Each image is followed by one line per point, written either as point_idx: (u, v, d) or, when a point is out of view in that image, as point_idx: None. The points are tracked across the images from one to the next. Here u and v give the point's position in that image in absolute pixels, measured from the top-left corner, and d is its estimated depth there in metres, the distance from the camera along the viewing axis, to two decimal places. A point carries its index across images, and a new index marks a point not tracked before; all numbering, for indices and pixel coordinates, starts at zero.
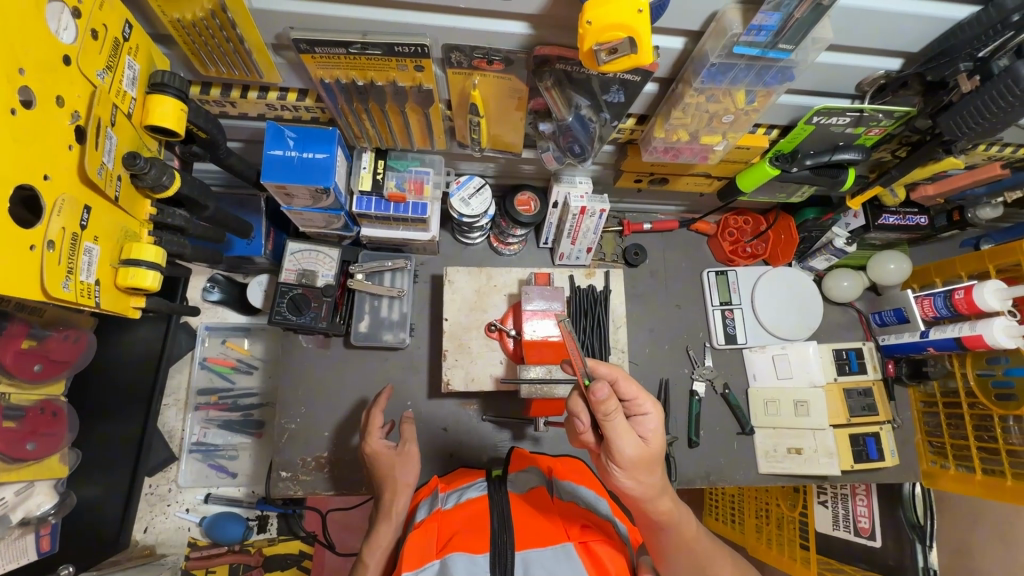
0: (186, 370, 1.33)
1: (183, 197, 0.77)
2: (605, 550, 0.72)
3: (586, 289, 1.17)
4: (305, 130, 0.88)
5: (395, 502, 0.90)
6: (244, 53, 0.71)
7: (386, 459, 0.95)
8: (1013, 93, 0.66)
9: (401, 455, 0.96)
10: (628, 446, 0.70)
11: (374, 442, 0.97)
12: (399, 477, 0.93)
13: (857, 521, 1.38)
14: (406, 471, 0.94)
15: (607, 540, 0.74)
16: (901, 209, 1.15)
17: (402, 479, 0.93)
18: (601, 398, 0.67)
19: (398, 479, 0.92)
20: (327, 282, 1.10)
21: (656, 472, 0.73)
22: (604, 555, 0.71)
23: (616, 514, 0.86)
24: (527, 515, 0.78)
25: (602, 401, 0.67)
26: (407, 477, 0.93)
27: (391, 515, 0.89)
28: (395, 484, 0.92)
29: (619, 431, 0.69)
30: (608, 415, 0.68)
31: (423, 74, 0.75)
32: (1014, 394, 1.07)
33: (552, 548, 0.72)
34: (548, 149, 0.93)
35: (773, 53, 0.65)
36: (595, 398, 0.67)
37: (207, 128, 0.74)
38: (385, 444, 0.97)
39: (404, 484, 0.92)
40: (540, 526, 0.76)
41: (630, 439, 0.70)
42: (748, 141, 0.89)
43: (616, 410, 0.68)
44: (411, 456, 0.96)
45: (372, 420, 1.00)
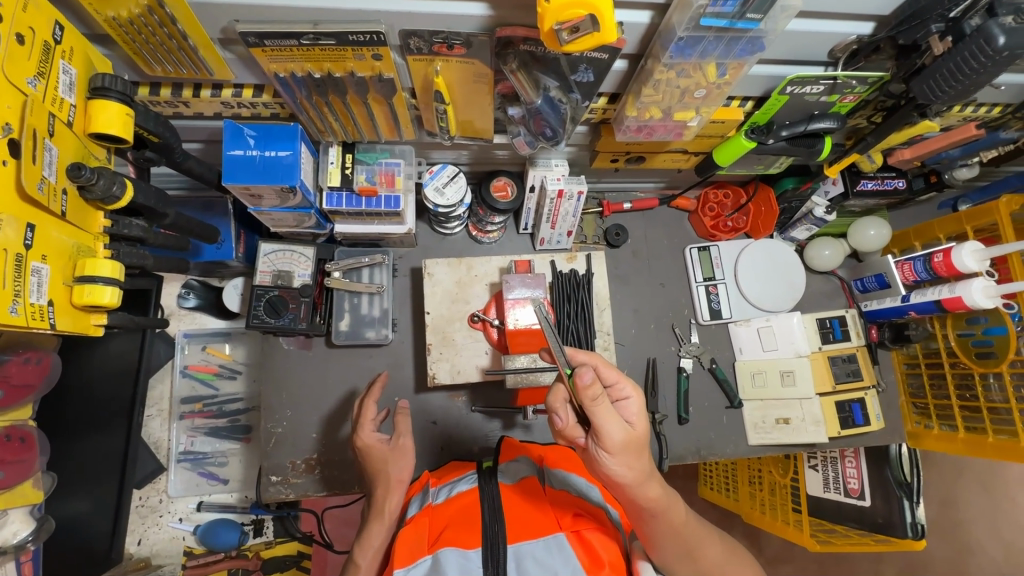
0: (168, 380, 1.31)
1: (140, 207, 0.73)
2: (596, 536, 0.72)
3: (568, 273, 1.14)
4: (266, 127, 0.85)
5: (387, 504, 0.87)
6: (190, 50, 0.67)
7: (383, 454, 0.92)
8: (985, 54, 0.64)
9: (397, 450, 0.93)
10: (616, 431, 0.68)
11: (368, 435, 0.94)
12: (397, 473, 0.90)
13: (847, 482, 1.35)
14: (401, 468, 0.91)
15: (598, 526, 0.74)
16: (878, 174, 1.15)
17: (398, 475, 0.90)
18: (587, 382, 0.66)
19: (394, 477, 0.90)
20: (304, 282, 1.08)
21: (644, 455, 0.72)
22: (594, 540, 0.71)
23: (607, 500, 0.88)
24: (518, 505, 0.78)
25: (587, 385, 0.66)
26: (403, 473, 0.91)
27: (386, 518, 0.86)
28: (394, 483, 0.89)
29: (606, 415, 0.68)
30: (594, 400, 0.67)
31: (382, 63, 0.72)
32: (993, 351, 1.08)
33: (542, 540, 0.71)
34: (519, 134, 0.90)
35: (741, 24, 0.63)
36: (581, 382, 0.66)
37: (159, 131, 0.70)
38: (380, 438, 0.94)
39: (399, 480, 0.90)
40: (532, 517, 0.75)
41: (617, 424, 0.68)
42: (722, 115, 0.87)
43: (599, 395, 0.67)
44: (407, 452, 0.93)
45: (368, 411, 0.99)
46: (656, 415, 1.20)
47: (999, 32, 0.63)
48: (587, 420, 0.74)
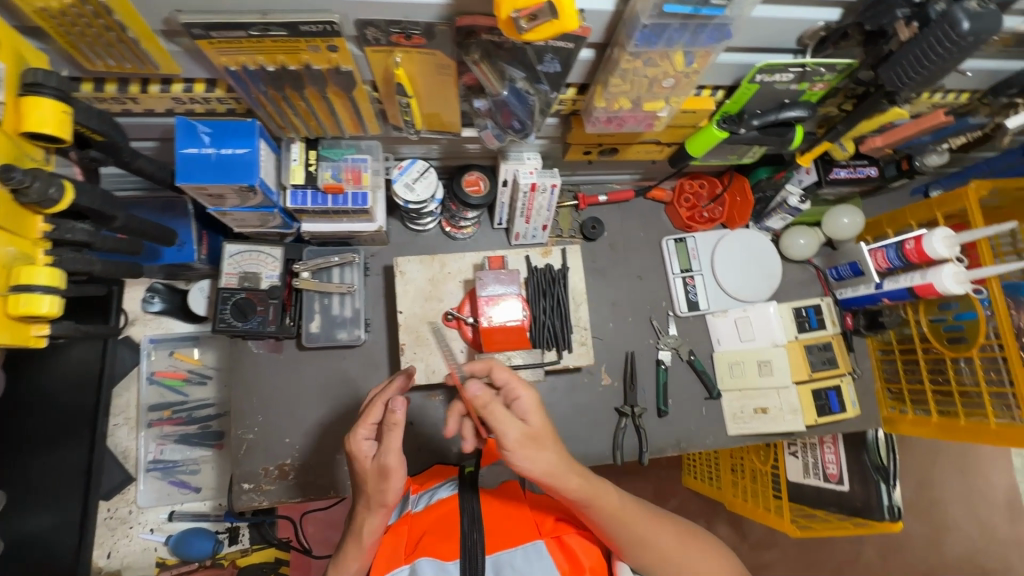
0: (134, 387, 1.26)
1: (85, 210, 0.69)
2: (576, 540, 0.72)
3: (543, 268, 1.12)
4: (221, 123, 0.81)
5: (364, 534, 0.73)
6: (131, 43, 0.63)
7: (365, 468, 0.73)
8: (951, 40, 0.64)
9: (379, 471, 0.71)
10: (510, 428, 0.67)
11: (355, 439, 0.74)
12: (375, 498, 0.71)
13: (826, 468, 1.38)
14: (381, 492, 0.71)
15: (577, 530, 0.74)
16: (850, 162, 1.15)
17: (378, 500, 0.71)
18: (476, 394, 0.68)
19: (373, 500, 0.72)
20: (271, 283, 1.04)
21: (549, 448, 0.68)
22: (574, 544, 0.71)
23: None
24: (498, 511, 0.76)
25: (476, 396, 0.68)
26: (382, 498, 0.71)
27: (364, 548, 0.73)
28: (371, 507, 0.72)
29: (495, 417, 0.67)
30: (482, 406, 0.67)
31: (339, 55, 0.68)
32: (964, 336, 1.10)
33: (523, 546, 0.70)
34: (486, 127, 0.87)
35: (705, 10, 0.62)
36: (470, 393, 0.68)
37: (102, 130, 0.67)
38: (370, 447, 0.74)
39: (380, 506, 0.71)
40: (512, 523, 0.74)
41: (507, 421, 0.67)
42: (693, 105, 0.86)
43: (488, 399, 0.67)
44: (392, 473, 0.70)
45: (369, 412, 0.76)
46: (635, 409, 1.20)
47: (963, 17, 0.62)
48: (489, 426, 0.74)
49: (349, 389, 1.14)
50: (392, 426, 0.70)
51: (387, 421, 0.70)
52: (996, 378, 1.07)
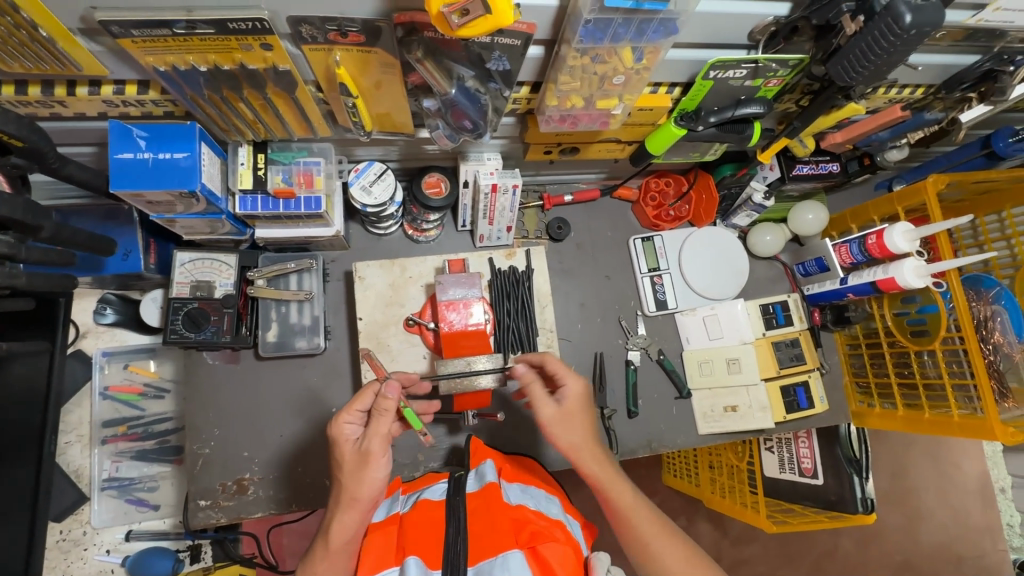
0: (87, 403, 1.22)
1: (4, 220, 0.65)
2: (553, 550, 0.63)
3: (507, 270, 1.10)
4: (158, 127, 0.78)
5: (332, 535, 0.71)
6: (46, 42, 0.60)
7: (345, 456, 0.73)
8: (894, 34, 0.63)
9: (362, 457, 0.72)
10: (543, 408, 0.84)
11: (338, 424, 0.75)
12: (349, 491, 0.71)
13: (801, 462, 1.37)
14: (358, 482, 0.71)
15: (558, 537, 0.65)
16: (812, 158, 1.16)
17: (352, 492, 0.71)
18: (391, 394, 0.72)
19: (347, 493, 0.72)
20: (226, 291, 1.01)
21: (579, 429, 0.83)
22: (551, 554, 0.63)
23: (568, 514, 0.83)
24: (480, 517, 0.70)
25: (389, 396, 0.72)
26: (358, 490, 0.71)
27: (333, 551, 0.71)
28: (344, 503, 0.71)
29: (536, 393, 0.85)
30: (526, 383, 0.85)
31: (274, 53, 0.66)
32: (927, 330, 1.09)
33: (497, 557, 0.62)
34: (438, 127, 0.85)
35: (647, 4, 0.60)
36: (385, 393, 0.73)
37: (22, 135, 0.64)
38: (354, 434, 0.75)
39: (353, 498, 0.71)
40: (490, 527, 0.67)
41: (543, 400, 0.84)
42: (648, 102, 0.85)
43: (529, 380, 0.85)
44: (373, 459, 0.72)
45: (358, 398, 0.76)
46: (605, 411, 1.18)
47: (905, 11, 0.62)
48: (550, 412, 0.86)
49: (311, 399, 1.11)
50: (382, 411, 0.72)
51: (379, 406, 0.72)
52: (958, 370, 1.06)
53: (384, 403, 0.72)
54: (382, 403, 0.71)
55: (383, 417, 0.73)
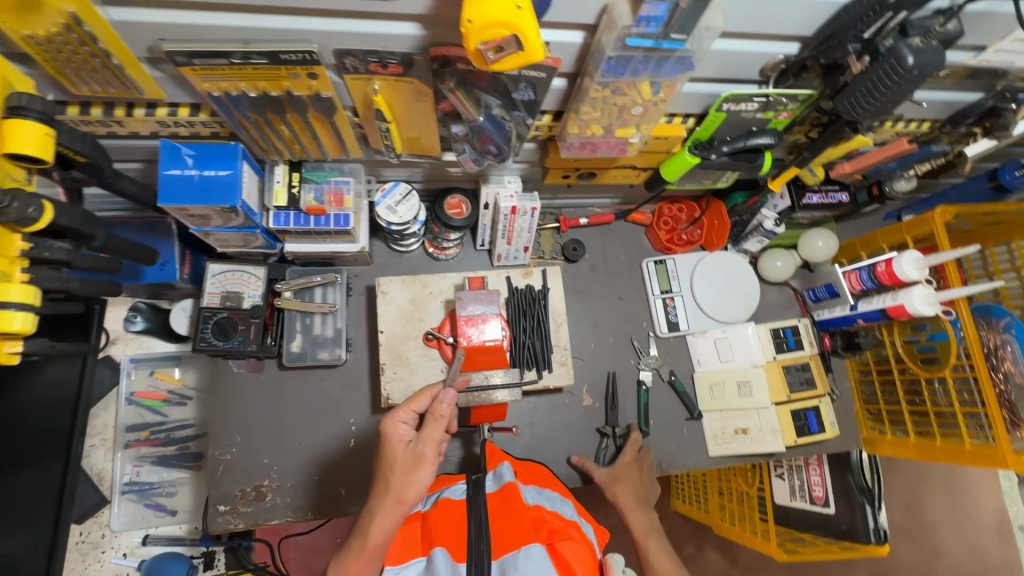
0: (113, 408, 1.26)
1: (63, 229, 0.70)
2: (570, 547, 0.71)
3: (523, 288, 1.14)
4: (205, 146, 0.83)
5: (372, 535, 0.73)
6: (116, 69, 0.66)
7: (396, 455, 0.76)
8: (897, 74, 0.67)
9: (414, 459, 0.76)
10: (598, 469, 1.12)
11: (393, 422, 0.78)
12: (397, 491, 0.74)
13: (812, 490, 1.38)
14: (407, 484, 0.75)
15: (573, 536, 0.73)
16: (822, 187, 1.19)
17: (399, 492, 0.74)
18: (449, 401, 0.78)
19: (393, 494, 0.74)
20: (254, 302, 1.05)
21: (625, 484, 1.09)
22: (568, 550, 0.70)
23: (581, 516, 0.87)
24: (501, 515, 0.76)
25: (448, 404, 0.78)
26: (406, 491, 0.74)
27: (369, 552, 0.72)
28: (388, 503, 0.74)
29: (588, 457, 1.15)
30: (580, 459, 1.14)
31: (318, 81, 0.71)
32: (937, 357, 1.10)
33: (520, 550, 0.69)
34: (464, 151, 0.90)
35: (666, 43, 0.65)
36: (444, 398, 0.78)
37: (85, 151, 0.69)
38: (405, 433, 0.78)
39: (398, 499, 0.74)
40: (513, 524, 0.73)
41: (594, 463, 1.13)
42: (664, 131, 0.89)
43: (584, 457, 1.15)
44: (425, 463, 0.76)
45: (416, 400, 0.80)
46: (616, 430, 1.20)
47: (908, 52, 0.66)
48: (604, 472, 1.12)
49: (330, 409, 1.14)
50: (438, 416, 0.77)
51: (437, 411, 0.77)
52: (969, 399, 1.07)
53: (442, 409, 0.77)
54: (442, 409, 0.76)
55: (437, 423, 0.77)
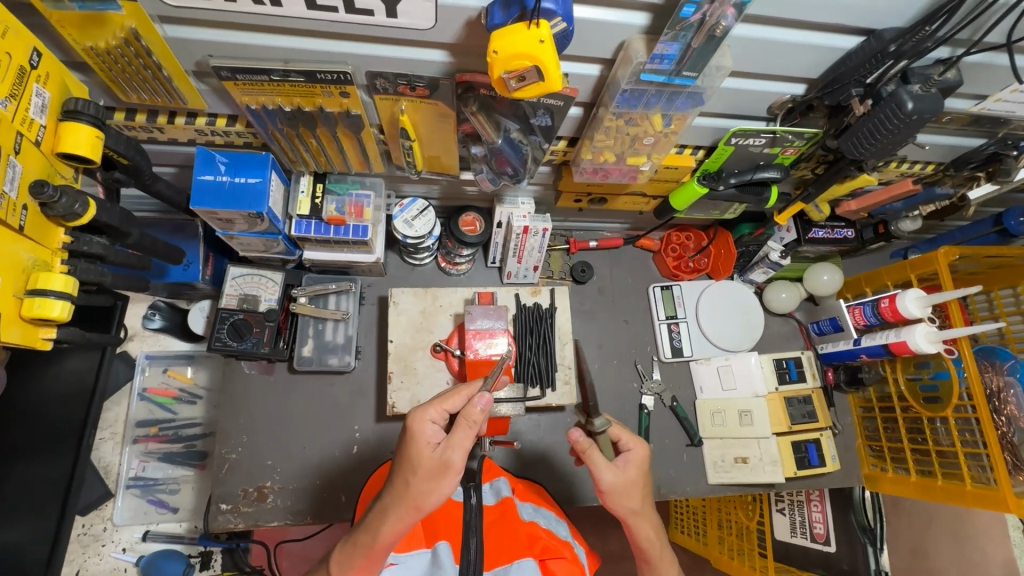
0: (124, 403, 1.28)
1: (102, 225, 0.74)
2: (561, 565, 0.74)
3: (531, 306, 1.16)
4: (237, 154, 0.88)
5: (381, 535, 0.69)
6: (165, 80, 0.71)
7: (420, 457, 0.70)
8: (898, 118, 0.71)
9: (440, 467, 0.70)
10: (606, 473, 0.81)
11: (421, 420, 0.72)
12: (416, 496, 0.69)
13: (813, 527, 1.38)
14: (427, 490, 0.69)
15: (566, 554, 0.76)
16: (828, 223, 1.22)
17: (418, 498, 0.69)
18: (482, 407, 0.72)
19: (411, 498, 0.69)
20: (269, 306, 1.08)
21: (632, 496, 0.82)
22: (559, 568, 0.74)
23: (575, 538, 0.87)
24: (497, 526, 0.80)
25: (481, 409, 0.72)
26: (425, 498, 0.69)
27: (376, 551, 0.69)
28: (404, 507, 0.69)
29: (600, 463, 0.80)
30: (583, 452, 0.81)
31: (350, 100, 0.76)
32: (940, 396, 1.10)
33: (512, 563, 0.73)
34: (482, 171, 0.94)
35: (678, 80, 0.69)
36: (478, 403, 0.72)
37: (128, 154, 0.73)
38: (432, 435, 0.72)
39: (415, 506, 0.69)
40: (508, 539, 0.77)
41: (604, 467, 0.80)
42: (674, 161, 0.93)
43: (589, 448, 0.80)
44: (450, 473, 0.70)
45: (449, 398, 0.75)
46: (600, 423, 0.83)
47: (908, 98, 0.69)
48: (612, 479, 0.81)
49: (336, 414, 1.16)
50: (469, 422, 0.72)
51: (468, 417, 0.72)
52: (971, 439, 1.07)
53: (474, 413, 0.72)
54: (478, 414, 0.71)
55: (467, 430, 0.72)
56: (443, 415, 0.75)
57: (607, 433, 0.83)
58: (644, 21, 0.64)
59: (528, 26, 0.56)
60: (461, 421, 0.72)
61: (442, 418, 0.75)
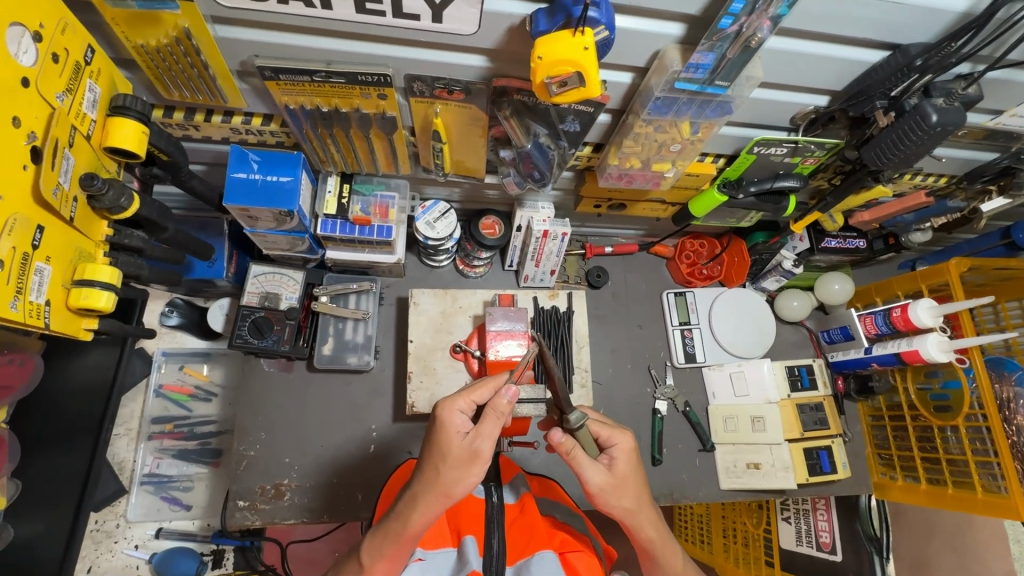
0: (140, 399, 1.29)
1: (141, 219, 0.75)
2: (580, 557, 0.74)
3: (549, 309, 1.18)
4: (270, 154, 0.90)
5: (412, 522, 0.70)
6: (209, 78, 0.72)
7: (450, 446, 0.71)
8: (921, 129, 0.73)
9: (469, 456, 0.71)
10: (593, 474, 0.76)
11: (450, 410, 0.73)
12: (446, 484, 0.70)
13: (819, 536, 1.38)
14: (457, 478, 0.70)
15: (584, 548, 0.76)
16: (841, 233, 1.24)
17: (448, 486, 0.70)
18: (508, 398, 0.72)
19: (442, 486, 0.70)
20: (291, 304, 1.09)
21: (627, 495, 0.77)
22: (578, 561, 0.73)
23: (592, 532, 0.88)
24: (518, 523, 0.80)
25: (507, 400, 0.72)
26: (454, 487, 0.70)
27: (406, 538, 0.70)
28: (434, 495, 0.69)
29: (585, 463, 0.75)
30: (566, 453, 0.76)
31: (386, 102, 0.77)
32: (950, 405, 1.12)
33: (532, 556, 0.72)
34: (509, 174, 0.96)
35: (710, 88, 0.71)
36: (504, 394, 0.72)
37: (169, 150, 0.75)
38: (461, 425, 0.73)
39: (444, 494, 0.70)
40: (530, 534, 0.77)
41: (589, 467, 0.75)
42: (696, 169, 0.95)
43: (570, 447, 0.75)
44: (479, 461, 0.71)
45: (476, 389, 0.76)
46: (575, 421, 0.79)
47: (932, 111, 0.72)
48: (600, 479, 0.76)
49: (353, 414, 1.17)
50: (496, 413, 0.72)
51: (495, 407, 0.72)
52: (982, 448, 1.07)
53: (501, 405, 0.72)
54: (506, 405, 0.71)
55: (495, 421, 0.72)
56: (471, 406, 0.75)
57: (586, 429, 0.79)
58: (679, 31, 0.66)
59: (574, 33, 0.58)
60: (489, 412, 0.72)
61: (469, 409, 0.76)
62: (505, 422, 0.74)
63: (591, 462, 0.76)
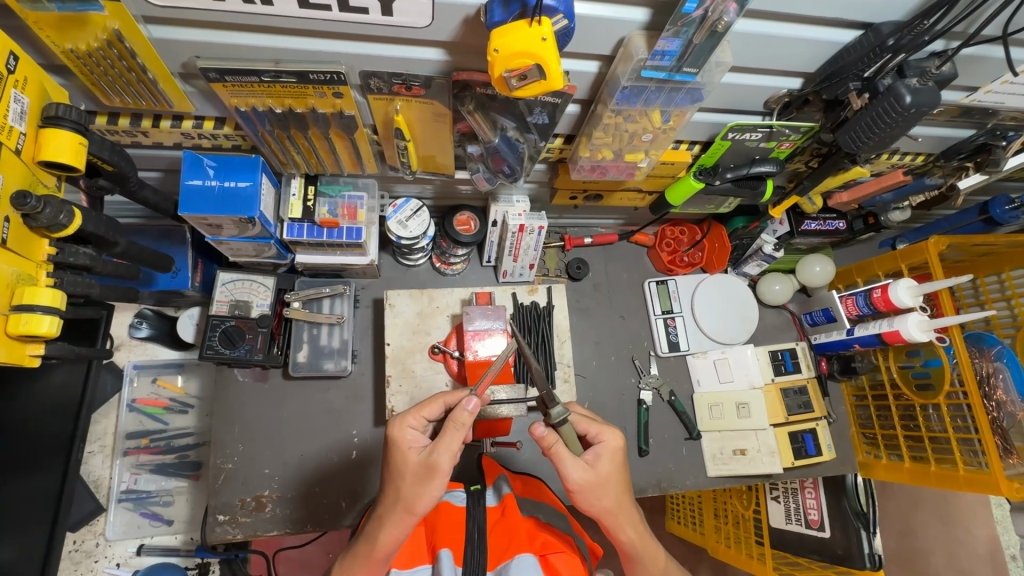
0: (114, 414, 1.26)
1: (88, 235, 0.71)
2: (561, 559, 0.71)
3: (529, 305, 1.15)
4: (226, 158, 0.85)
5: (380, 541, 0.70)
6: (149, 83, 0.69)
7: (407, 463, 0.70)
8: (895, 111, 0.71)
9: (427, 470, 0.69)
10: (574, 469, 0.74)
11: (400, 427, 0.73)
12: (408, 500, 0.69)
13: (808, 513, 1.35)
14: (418, 495, 0.69)
15: (567, 549, 0.73)
16: (820, 215, 1.21)
17: (411, 502, 0.69)
18: (468, 410, 0.70)
19: (403, 503, 0.69)
20: (262, 312, 1.05)
21: (607, 495, 0.75)
22: (559, 562, 0.70)
23: (575, 531, 0.87)
24: (499, 525, 0.79)
25: (467, 412, 0.70)
26: (417, 503, 0.69)
27: (377, 558, 0.70)
28: (398, 513, 0.69)
29: (566, 457, 0.73)
30: (549, 447, 0.73)
31: (343, 100, 0.73)
32: (931, 383, 1.11)
33: (512, 559, 0.71)
34: (478, 170, 0.93)
35: (678, 76, 0.68)
36: (463, 405, 0.70)
37: (113, 160, 0.70)
38: (414, 441, 0.73)
39: (408, 510, 0.69)
40: (510, 537, 0.75)
41: (571, 463, 0.73)
42: (671, 157, 0.93)
43: (554, 441, 0.73)
44: (438, 476, 0.69)
45: (426, 406, 0.76)
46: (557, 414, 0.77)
47: (906, 92, 0.70)
48: (581, 477, 0.74)
49: (332, 420, 1.15)
50: (456, 426, 0.69)
51: (451, 419, 0.70)
52: (962, 425, 1.07)
53: (462, 416, 0.70)
54: (462, 416, 0.69)
55: (456, 432, 0.70)
56: (423, 422, 0.75)
57: (569, 424, 0.77)
58: (644, 17, 0.63)
59: (531, 23, 0.55)
60: (450, 424, 0.70)
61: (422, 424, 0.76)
62: (467, 433, 0.71)
63: (573, 456, 0.74)
